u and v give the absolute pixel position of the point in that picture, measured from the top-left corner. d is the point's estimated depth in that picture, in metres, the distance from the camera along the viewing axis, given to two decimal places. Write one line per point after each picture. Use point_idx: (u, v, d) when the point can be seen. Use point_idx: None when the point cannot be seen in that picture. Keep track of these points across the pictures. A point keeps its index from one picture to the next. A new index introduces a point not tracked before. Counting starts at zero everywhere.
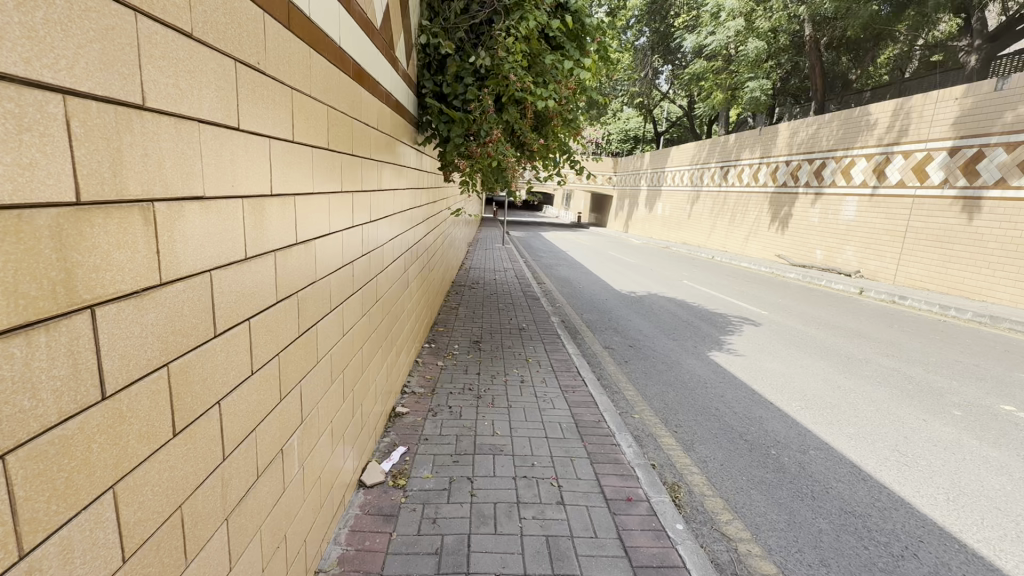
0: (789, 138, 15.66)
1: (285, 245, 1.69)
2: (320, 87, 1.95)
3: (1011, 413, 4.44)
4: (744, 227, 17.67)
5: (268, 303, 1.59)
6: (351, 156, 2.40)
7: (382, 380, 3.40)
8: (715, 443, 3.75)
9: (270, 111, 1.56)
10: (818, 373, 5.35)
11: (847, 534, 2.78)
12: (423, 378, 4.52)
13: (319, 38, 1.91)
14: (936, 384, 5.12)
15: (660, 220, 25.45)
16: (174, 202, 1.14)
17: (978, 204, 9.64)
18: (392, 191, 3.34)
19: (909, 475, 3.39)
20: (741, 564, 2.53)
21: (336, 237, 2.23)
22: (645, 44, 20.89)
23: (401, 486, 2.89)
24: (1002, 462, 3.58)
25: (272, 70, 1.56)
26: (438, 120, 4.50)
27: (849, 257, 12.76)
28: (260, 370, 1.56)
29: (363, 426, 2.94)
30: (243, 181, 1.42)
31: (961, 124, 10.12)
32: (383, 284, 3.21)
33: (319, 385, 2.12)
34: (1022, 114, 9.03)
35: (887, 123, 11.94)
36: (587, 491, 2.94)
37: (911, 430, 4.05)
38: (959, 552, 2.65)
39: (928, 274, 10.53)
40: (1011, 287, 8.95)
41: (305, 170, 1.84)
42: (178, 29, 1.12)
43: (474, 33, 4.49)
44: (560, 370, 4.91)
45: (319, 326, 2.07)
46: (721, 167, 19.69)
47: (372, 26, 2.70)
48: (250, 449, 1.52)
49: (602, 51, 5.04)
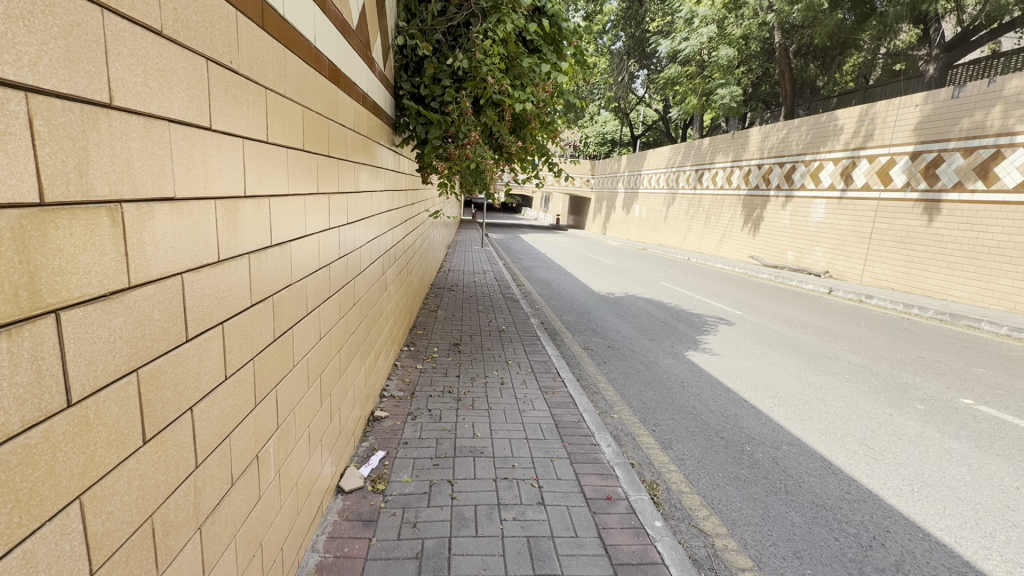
0: (760, 143, 16.13)
1: (259, 248, 1.66)
2: (294, 87, 1.92)
3: (971, 407, 4.64)
4: (719, 228, 18.07)
5: (243, 306, 1.56)
6: (327, 156, 2.37)
7: (361, 384, 3.36)
8: (692, 442, 3.81)
9: (243, 112, 1.53)
10: (790, 371, 5.50)
11: (819, 526, 2.86)
12: (402, 381, 4.49)
13: (293, 38, 1.88)
14: (901, 380, 5.31)
15: (637, 222, 25.80)
16: (143, 202, 1.11)
17: (937, 207, 10.05)
18: (370, 194, 3.31)
19: (876, 468, 3.52)
20: (718, 558, 2.58)
21: (313, 239, 2.20)
22: (622, 48, 21.22)
23: (380, 491, 2.86)
24: (962, 453, 3.74)
25: (246, 69, 1.53)
26: (415, 122, 4.46)
27: (819, 258, 13.15)
28: (235, 374, 1.53)
29: (342, 431, 2.91)
30: (216, 182, 1.39)
31: (921, 130, 10.55)
32: (360, 286, 3.16)
33: (297, 390, 2.08)
34: (978, 120, 9.46)
35: (853, 128, 12.39)
36: (568, 491, 2.96)
37: (878, 425, 4.20)
38: (924, 541, 2.76)
39: (892, 274, 10.93)
40: (969, 286, 9.35)
41: (280, 172, 1.82)
42: (145, 26, 1.09)
43: (452, 34, 4.50)
44: (540, 371, 4.95)
45: (296, 329, 2.03)
46: (696, 171, 20.11)
47: (347, 26, 2.67)
48: (224, 457, 1.49)
49: (579, 55, 5.07)
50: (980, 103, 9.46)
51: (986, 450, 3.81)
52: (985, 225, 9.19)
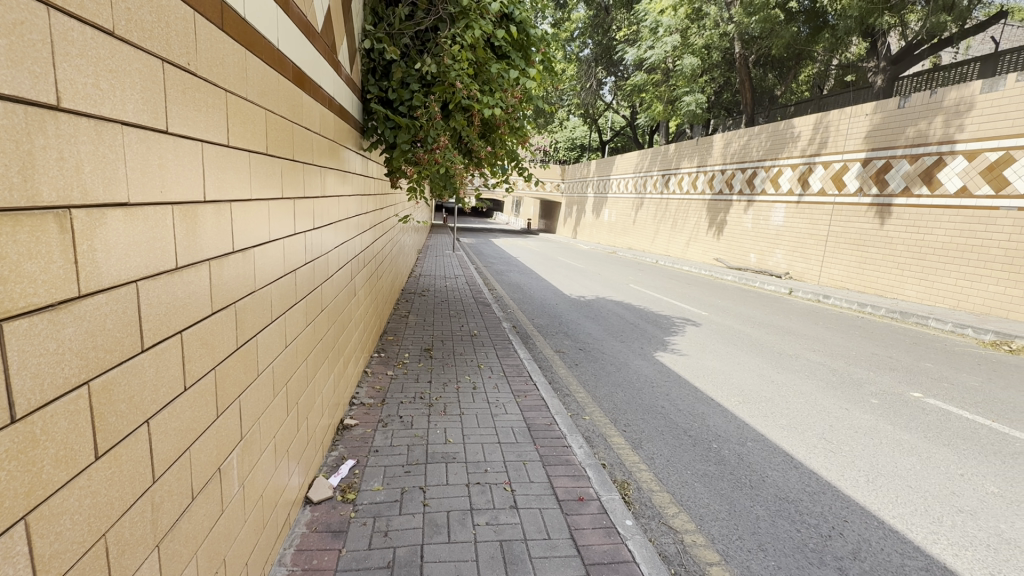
0: (723, 149, 16.67)
1: (220, 254, 1.61)
2: (256, 91, 1.88)
3: (920, 399, 4.91)
4: (685, 232, 18.54)
5: (203, 314, 1.51)
6: (292, 160, 2.32)
7: (329, 392, 3.30)
8: (661, 440, 3.89)
9: (202, 115, 1.49)
10: (754, 369, 5.68)
11: (781, 519, 2.97)
12: (373, 388, 4.42)
13: (254, 39, 1.84)
14: (857, 376, 5.57)
15: (606, 226, 26.22)
16: (93, 207, 1.06)
17: (888, 210, 10.55)
18: (337, 198, 3.27)
19: (834, 460, 3.67)
20: (686, 554, 2.65)
21: (278, 244, 2.16)
22: (589, 55, 21.60)
23: (350, 500, 2.80)
24: (913, 444, 3.95)
25: (204, 71, 1.49)
26: (384, 126, 4.43)
27: (779, 260, 13.66)
28: (195, 385, 1.48)
29: (310, 441, 2.84)
30: (174, 186, 1.35)
31: (872, 138, 11.13)
32: (328, 292, 3.10)
33: (261, 400, 2.03)
34: (922, 130, 10.03)
35: (809, 136, 12.97)
36: (540, 493, 2.98)
37: (836, 419, 4.39)
38: (878, 529, 2.90)
39: (848, 275, 11.45)
40: (917, 285, 9.85)
41: (242, 175, 1.78)
42: (96, 26, 1.05)
43: (421, 39, 4.48)
44: (512, 374, 4.95)
45: (260, 337, 1.98)
46: (663, 176, 20.61)
47: (312, 29, 2.62)
48: (184, 471, 1.44)
49: (547, 62, 5.11)
50: (924, 113, 10.01)
51: (933, 440, 4.03)
52: (930, 227, 9.71)
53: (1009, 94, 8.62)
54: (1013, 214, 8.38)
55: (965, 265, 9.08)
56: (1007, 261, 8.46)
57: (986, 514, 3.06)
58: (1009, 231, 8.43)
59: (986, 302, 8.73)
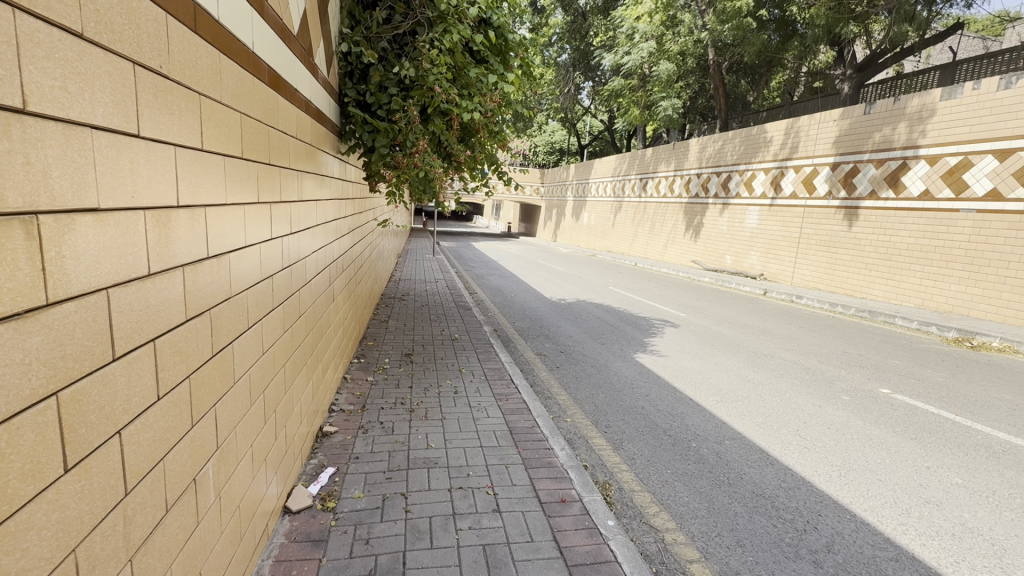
0: (698, 153, 17.02)
1: (194, 260, 1.58)
2: (230, 93, 1.85)
3: (889, 395, 5.07)
4: (663, 235, 18.84)
5: (177, 320, 1.49)
6: (268, 164, 2.29)
7: (308, 399, 3.25)
8: (642, 441, 3.94)
9: (174, 119, 1.46)
10: (731, 369, 5.80)
11: (759, 515, 3.04)
12: (352, 395, 4.36)
13: (227, 41, 1.81)
14: (829, 373, 5.74)
15: (586, 229, 26.48)
16: (62, 213, 1.04)
17: (856, 212, 10.92)
18: (315, 203, 3.24)
19: (808, 456, 3.77)
20: (668, 552, 2.68)
21: (254, 249, 2.12)
22: (567, 60, 21.85)
23: (330, 509, 2.76)
24: (882, 438, 4.08)
25: (177, 74, 1.46)
26: (361, 130, 4.40)
27: (754, 262, 13.99)
28: (168, 395, 1.44)
29: (288, 449, 2.79)
30: (145, 191, 1.32)
31: (840, 143, 11.50)
32: (306, 298, 3.06)
33: (238, 408, 1.99)
34: (887, 136, 10.41)
35: (781, 141, 13.35)
36: (522, 496, 2.99)
37: (810, 416, 4.51)
38: (851, 522, 2.98)
39: (819, 275, 11.79)
40: (885, 285, 10.20)
41: (217, 180, 1.75)
42: (63, 27, 1.03)
43: (398, 43, 4.47)
44: (493, 378, 4.95)
45: (236, 344, 1.94)
46: (641, 179, 20.95)
47: (288, 33, 2.60)
48: (157, 482, 1.40)
49: (525, 67, 5.14)
50: (888, 119, 10.40)
51: (901, 434, 4.17)
52: (896, 228, 10.05)
53: (967, 102, 9.00)
54: (972, 216, 8.76)
55: (928, 265, 9.44)
56: (968, 262, 8.82)
57: (951, 505, 3.18)
58: (969, 232, 8.80)
59: (949, 301, 9.08)
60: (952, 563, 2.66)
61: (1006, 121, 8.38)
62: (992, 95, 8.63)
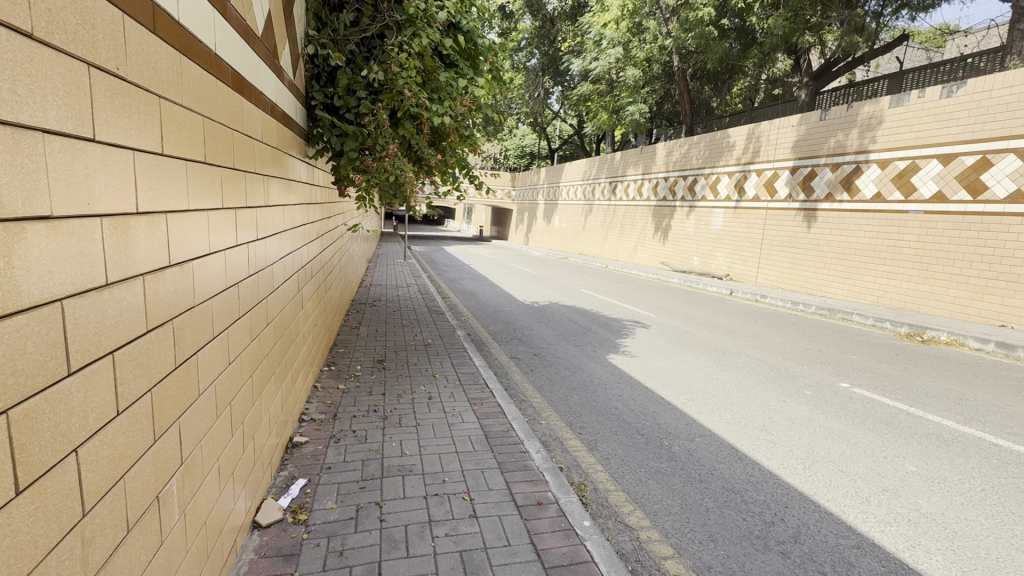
0: (665, 157, 17.42)
1: (155, 269, 1.52)
2: (193, 96, 1.79)
3: (848, 389, 5.31)
4: (633, 237, 19.18)
5: (137, 332, 1.43)
6: (232, 168, 2.23)
7: (277, 409, 3.16)
8: (616, 441, 4.00)
9: (133, 124, 1.41)
10: (700, 368, 5.94)
11: (729, 509, 3.12)
12: (323, 404, 4.27)
13: (189, 44, 1.76)
14: (792, 369, 5.96)
15: (558, 233, 26.73)
16: (11, 221, 0.99)
17: (814, 214, 11.40)
18: (281, 208, 3.16)
19: (774, 450, 3.90)
20: (642, 550, 2.73)
21: (218, 256, 2.06)
22: (536, 65, 22.05)
23: (302, 521, 2.69)
24: (843, 431, 4.26)
25: (135, 77, 1.41)
26: (330, 133, 4.33)
27: (720, 263, 14.40)
28: (129, 409, 1.39)
29: (256, 461, 2.70)
30: (101, 198, 1.27)
31: (798, 148, 11.98)
32: (273, 305, 2.97)
33: (202, 421, 1.92)
34: (841, 141, 10.91)
35: (743, 145, 13.81)
36: (499, 500, 2.98)
37: (775, 411, 4.67)
38: (815, 513, 3.10)
39: (781, 275, 12.24)
40: (842, 284, 10.65)
41: (178, 187, 1.69)
42: (13, 27, 0.98)
43: (367, 45, 4.42)
44: (467, 383, 4.93)
45: (200, 354, 1.87)
46: (610, 183, 21.29)
47: (252, 34, 2.53)
48: (118, 501, 1.34)
49: (495, 71, 5.15)
50: (842, 125, 10.89)
51: (860, 426, 4.37)
52: (851, 229, 10.53)
53: (913, 109, 9.51)
54: (921, 217, 9.24)
55: (882, 264, 9.91)
56: (917, 261, 9.30)
57: (907, 492, 3.34)
58: (918, 232, 9.28)
59: (901, 298, 9.55)
60: (908, 547, 2.79)
61: (949, 128, 8.91)
62: (936, 103, 9.15)
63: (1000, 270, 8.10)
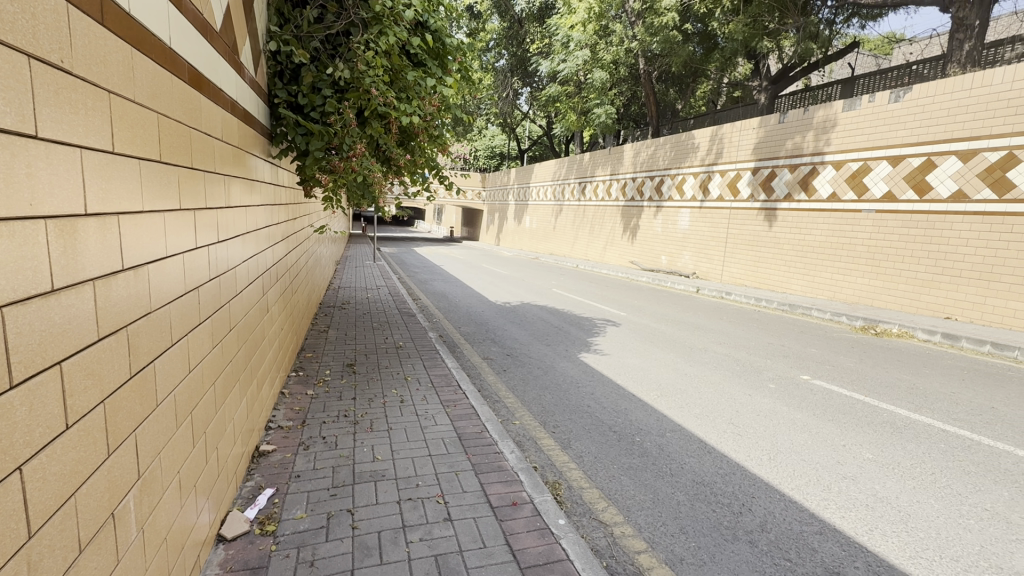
0: (632, 158, 17.72)
1: (106, 273, 1.44)
2: (146, 92, 1.71)
3: (809, 381, 5.52)
4: (602, 237, 19.44)
5: (87, 340, 1.35)
6: (190, 168, 2.14)
7: (242, 418, 3.05)
8: (589, 438, 4.04)
9: (79, 119, 1.33)
10: (670, 364, 6.06)
11: (699, 501, 3.20)
12: (291, 410, 4.15)
13: (142, 37, 1.67)
14: (757, 363, 6.16)
15: (529, 233, 26.87)
16: None
17: (775, 214, 11.83)
18: (244, 209, 3.05)
19: (740, 442, 4.02)
20: (616, 545, 2.76)
21: (176, 260, 1.97)
22: (505, 66, 22.06)
23: (270, 533, 2.61)
24: (804, 421, 4.43)
25: (82, 71, 1.33)
26: (294, 133, 4.21)
27: (687, 261, 14.76)
28: (79, 422, 1.31)
29: (220, 473, 2.59)
30: (45, 199, 1.19)
31: (759, 150, 12.39)
32: (236, 310, 2.86)
33: (161, 433, 1.82)
34: (798, 143, 11.35)
35: (707, 147, 14.20)
36: (473, 502, 2.96)
37: (741, 404, 4.82)
38: (781, 502, 3.21)
39: (745, 273, 12.65)
40: (802, 280, 11.09)
41: (131, 187, 1.61)
42: None
43: (331, 43, 4.32)
44: (440, 385, 4.88)
45: (158, 363, 1.79)
46: (580, 184, 21.52)
47: (209, 28, 2.43)
48: (69, 519, 1.26)
49: (464, 71, 5.12)
50: (799, 128, 11.33)
51: (821, 417, 4.55)
52: (809, 227, 10.97)
53: (864, 113, 9.97)
54: (873, 216, 9.70)
55: (838, 261, 10.36)
56: (870, 257, 9.76)
57: (864, 478, 3.50)
58: (870, 231, 9.74)
59: (855, 293, 10.01)
60: (866, 531, 2.92)
61: (897, 131, 9.37)
62: (885, 107, 9.61)
63: (945, 265, 8.58)
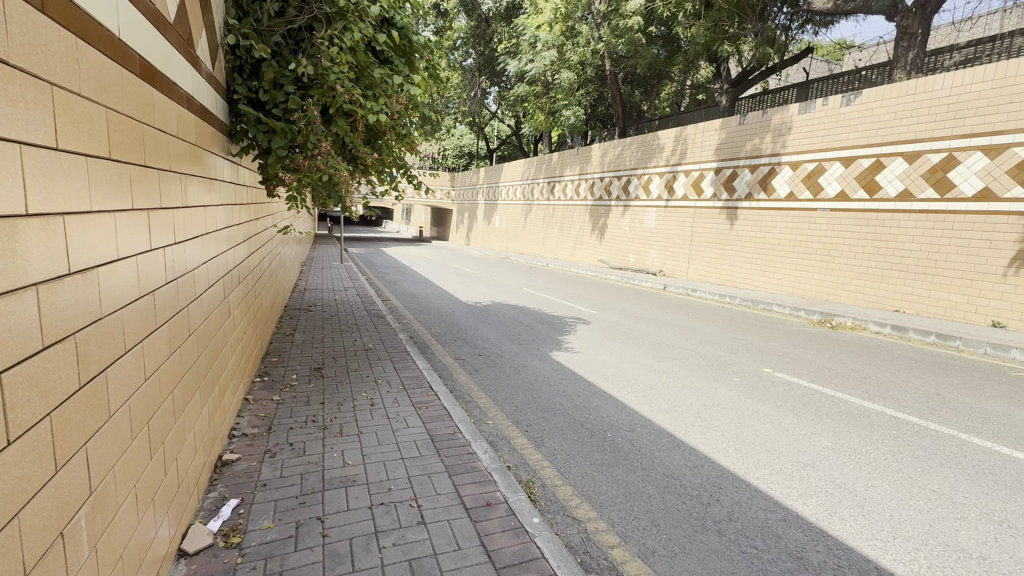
0: (600, 158, 17.96)
1: (51, 278, 1.36)
2: (93, 85, 1.62)
3: (771, 374, 5.73)
4: (572, 236, 19.62)
5: (31, 349, 1.26)
6: (143, 166, 2.03)
7: (203, 426, 2.92)
8: (562, 436, 4.06)
9: (17, 113, 1.24)
10: (639, 361, 6.17)
11: (669, 494, 3.26)
12: (255, 417, 4.01)
13: (87, 27, 1.58)
14: (721, 358, 6.34)
15: (499, 233, 26.81)
16: None
17: (736, 212, 12.20)
18: (202, 209, 2.92)
19: (708, 435, 4.13)
20: (590, 541, 2.79)
21: (130, 262, 1.87)
22: (473, 65, 21.91)
23: (235, 545, 2.51)
24: (767, 412, 4.59)
25: (19, 61, 1.25)
26: (256, 130, 4.07)
27: (654, 259, 15.07)
28: (22, 438, 1.23)
29: (179, 484, 2.48)
30: None
31: (721, 150, 12.77)
32: (195, 314, 2.75)
33: (114, 445, 1.73)
34: (757, 145, 11.75)
35: (672, 147, 14.51)
36: (447, 504, 2.94)
37: (708, 398, 4.95)
38: (746, 491, 3.31)
39: (709, 270, 13.01)
40: (763, 276, 11.48)
41: (78, 187, 1.52)
42: None
43: (293, 38, 4.21)
44: (411, 387, 4.81)
45: (110, 371, 1.69)
46: (548, 183, 21.64)
47: (162, 18, 2.32)
48: (11, 541, 1.18)
49: (431, 69, 5.06)
50: (758, 130, 11.72)
51: (782, 407, 4.72)
52: (769, 225, 11.37)
53: (818, 116, 10.40)
54: (827, 214, 10.13)
55: (796, 258, 10.78)
56: (825, 254, 10.20)
57: (824, 465, 3.65)
58: (825, 228, 10.17)
59: (813, 288, 10.44)
60: (826, 516, 3.05)
61: (848, 134, 9.82)
62: (837, 111, 10.03)
63: (893, 260, 9.05)
